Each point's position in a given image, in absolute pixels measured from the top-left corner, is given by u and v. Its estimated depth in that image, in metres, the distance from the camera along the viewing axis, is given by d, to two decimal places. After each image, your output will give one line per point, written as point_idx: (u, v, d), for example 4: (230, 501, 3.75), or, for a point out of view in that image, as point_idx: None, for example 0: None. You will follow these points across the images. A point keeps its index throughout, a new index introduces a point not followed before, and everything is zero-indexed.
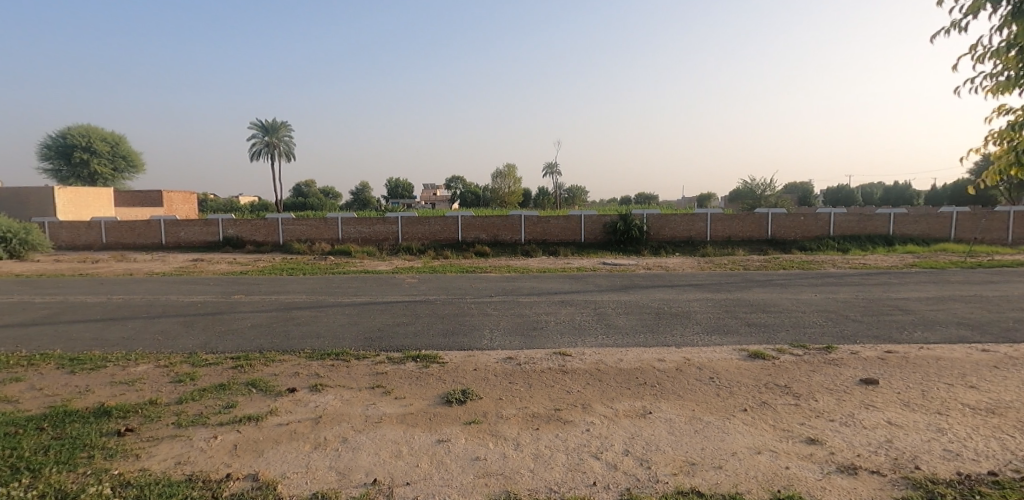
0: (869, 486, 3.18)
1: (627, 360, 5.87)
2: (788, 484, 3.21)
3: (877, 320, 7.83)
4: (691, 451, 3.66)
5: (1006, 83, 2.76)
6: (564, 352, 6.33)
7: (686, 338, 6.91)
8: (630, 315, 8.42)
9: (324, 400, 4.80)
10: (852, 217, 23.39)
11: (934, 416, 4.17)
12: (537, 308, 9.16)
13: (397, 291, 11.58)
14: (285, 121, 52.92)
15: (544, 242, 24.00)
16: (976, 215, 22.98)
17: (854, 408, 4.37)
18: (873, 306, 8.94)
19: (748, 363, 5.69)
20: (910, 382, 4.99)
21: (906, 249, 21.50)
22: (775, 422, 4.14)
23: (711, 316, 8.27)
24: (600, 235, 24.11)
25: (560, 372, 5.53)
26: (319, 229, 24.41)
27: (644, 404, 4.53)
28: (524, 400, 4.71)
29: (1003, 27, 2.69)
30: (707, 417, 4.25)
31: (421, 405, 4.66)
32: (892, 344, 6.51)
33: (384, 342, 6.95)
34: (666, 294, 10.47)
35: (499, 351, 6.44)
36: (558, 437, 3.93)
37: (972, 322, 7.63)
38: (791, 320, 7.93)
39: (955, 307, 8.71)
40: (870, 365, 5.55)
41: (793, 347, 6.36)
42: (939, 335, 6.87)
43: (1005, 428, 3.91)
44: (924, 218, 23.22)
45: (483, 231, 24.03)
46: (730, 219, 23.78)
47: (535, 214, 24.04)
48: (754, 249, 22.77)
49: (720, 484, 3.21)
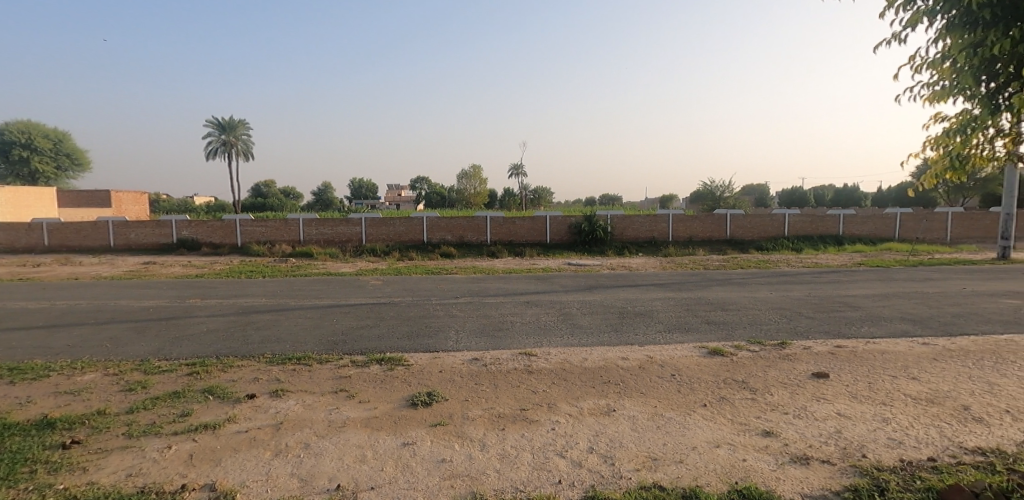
0: (820, 475, 3.33)
1: (592, 359, 5.96)
2: (746, 475, 3.33)
3: (828, 317, 8.21)
4: (654, 447, 3.75)
5: (941, 92, 3.19)
6: (530, 351, 6.37)
7: (649, 337, 7.05)
8: (594, 314, 8.57)
9: (285, 406, 4.68)
10: (805, 218, 24.38)
11: (879, 406, 4.40)
12: (503, 309, 9.19)
13: (362, 293, 11.34)
14: (242, 119, 51.27)
15: (509, 243, 24.04)
16: (918, 215, 24.31)
17: (807, 401, 4.57)
18: (825, 303, 9.34)
19: (708, 360, 5.86)
20: (858, 375, 5.25)
21: (855, 248, 22.55)
22: (733, 416, 4.28)
23: (672, 315, 8.46)
24: (566, 236, 24.35)
25: (526, 372, 5.57)
26: (279, 230, 23.72)
27: (608, 402, 4.60)
28: (490, 400, 4.72)
29: (938, 41, 2.99)
30: (668, 413, 4.36)
31: (385, 408, 4.61)
32: (841, 339, 6.80)
33: (347, 346, 6.84)
34: (630, 294, 10.66)
35: (464, 352, 6.43)
36: (524, 437, 3.96)
37: (914, 316, 8.09)
38: (749, 317, 8.22)
39: (898, 303, 9.22)
40: (822, 360, 5.80)
41: (749, 343, 6.58)
42: (885, 330, 7.25)
43: (943, 417, 4.16)
44: (872, 219, 24.42)
45: (450, 233, 23.86)
46: (691, 220, 24.36)
47: (501, 215, 24.09)
48: (713, 249, 23.39)
49: (681, 478, 3.30)
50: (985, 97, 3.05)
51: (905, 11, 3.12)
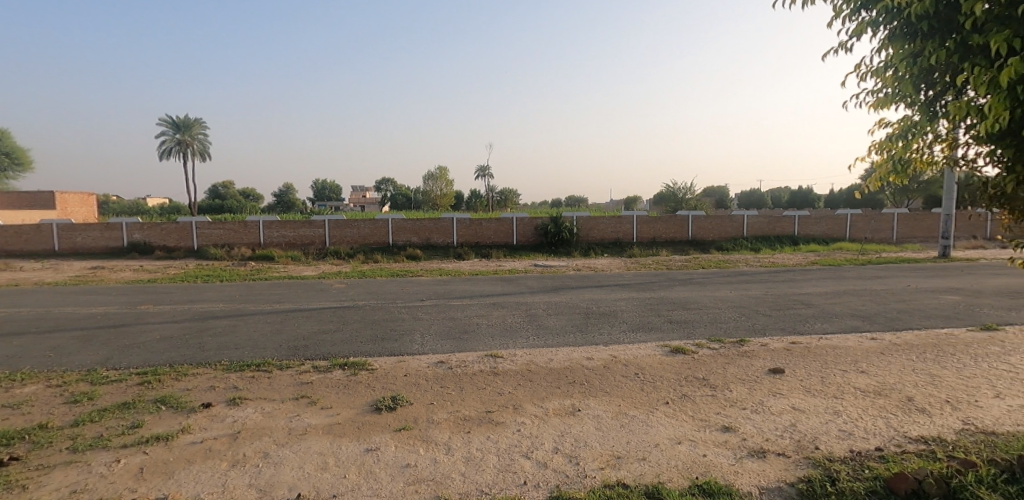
0: (776, 468, 3.44)
1: (557, 360, 5.99)
2: (705, 470, 3.41)
3: (783, 314, 8.51)
4: (618, 445, 3.80)
5: (885, 99, 3.37)
6: (496, 353, 6.36)
7: (613, 337, 7.15)
8: (560, 315, 8.63)
9: (243, 414, 4.54)
10: (762, 219, 25.21)
11: (831, 400, 4.59)
12: (469, 311, 9.16)
13: (325, 297, 11.10)
14: (197, 117, 49.49)
15: (476, 245, 23.97)
16: (867, 216, 25.49)
17: (764, 396, 4.72)
18: (781, 301, 9.68)
19: (670, 358, 5.98)
20: (812, 370, 5.46)
21: (809, 248, 23.46)
22: (694, 413, 4.39)
23: (636, 315, 8.61)
24: (532, 238, 24.46)
25: (492, 374, 5.56)
26: (238, 233, 22.98)
27: (573, 402, 4.65)
28: (456, 403, 4.69)
29: (882, 50, 3.16)
30: (632, 411, 4.43)
31: (348, 414, 4.52)
32: (796, 336, 7.06)
33: (309, 351, 6.68)
34: (595, 295, 10.78)
35: (430, 355, 6.37)
36: (490, 439, 3.95)
37: (863, 313, 8.47)
38: (710, 316, 8.44)
39: (848, 300, 9.63)
40: (778, 356, 6.00)
41: (709, 341, 6.75)
42: (836, 326, 7.57)
43: (889, 408, 4.37)
44: (824, 220, 25.45)
45: (416, 235, 23.60)
46: (654, 221, 24.83)
47: (467, 217, 23.99)
48: (676, 249, 23.93)
49: (643, 475, 3.36)
50: (924, 104, 3.24)
51: (850, 21, 3.27)
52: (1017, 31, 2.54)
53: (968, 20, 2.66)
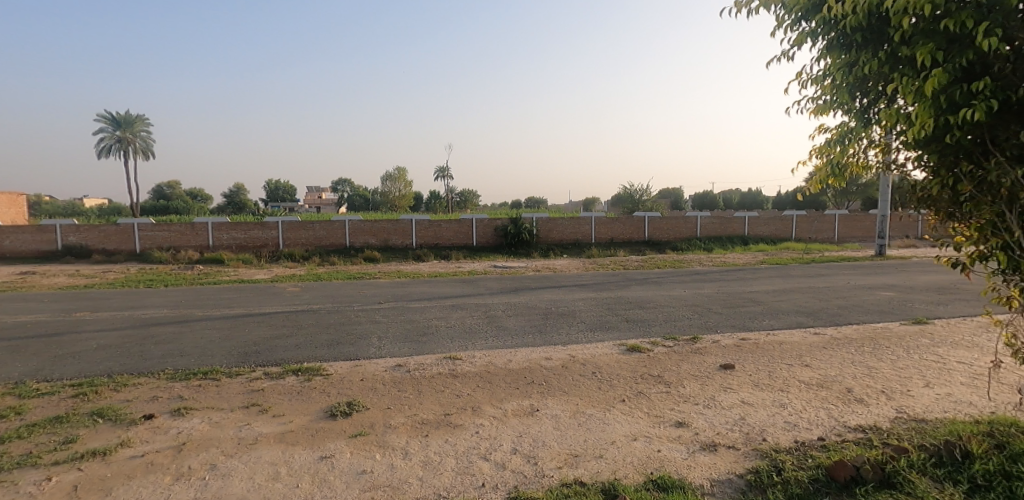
0: (727, 460, 3.56)
1: (516, 361, 6.01)
2: (660, 465, 3.49)
3: (734, 312, 8.82)
4: (575, 444, 3.84)
5: (824, 106, 3.55)
6: (454, 355, 6.31)
7: (571, 336, 7.23)
8: (519, 316, 8.65)
9: (188, 425, 4.33)
10: (715, 220, 26.09)
11: (777, 393, 4.79)
12: (428, 313, 9.07)
13: (278, 301, 10.75)
14: (140, 114, 47.13)
15: (435, 246, 23.77)
16: (811, 217, 26.77)
17: (715, 391, 4.88)
18: (732, 299, 10.04)
19: (627, 357, 6.10)
20: (760, 365, 5.68)
21: (758, 248, 24.44)
22: (649, 409, 4.49)
23: (594, 314, 8.74)
24: (492, 239, 24.46)
25: (450, 376, 5.52)
26: (185, 235, 21.98)
27: (532, 403, 4.67)
28: (413, 407, 4.63)
29: (821, 59, 3.32)
30: (589, 410, 4.49)
31: (302, 421, 4.39)
32: (746, 332, 7.33)
33: (261, 357, 6.45)
34: (554, 295, 10.88)
35: (387, 359, 6.26)
36: (448, 442, 3.92)
37: (807, 309, 8.89)
38: (665, 314, 8.66)
39: (794, 298, 10.09)
40: (728, 352, 6.21)
41: (664, 339, 6.92)
42: (783, 322, 7.91)
43: (830, 399, 4.60)
44: (772, 221, 26.58)
45: (373, 236, 23.18)
46: (612, 222, 25.29)
47: (426, 218, 23.77)
48: (633, 250, 24.44)
49: (601, 472, 3.41)
50: (859, 111, 3.43)
51: (792, 32, 3.42)
52: (940, 44, 2.73)
53: (897, 33, 2.83)
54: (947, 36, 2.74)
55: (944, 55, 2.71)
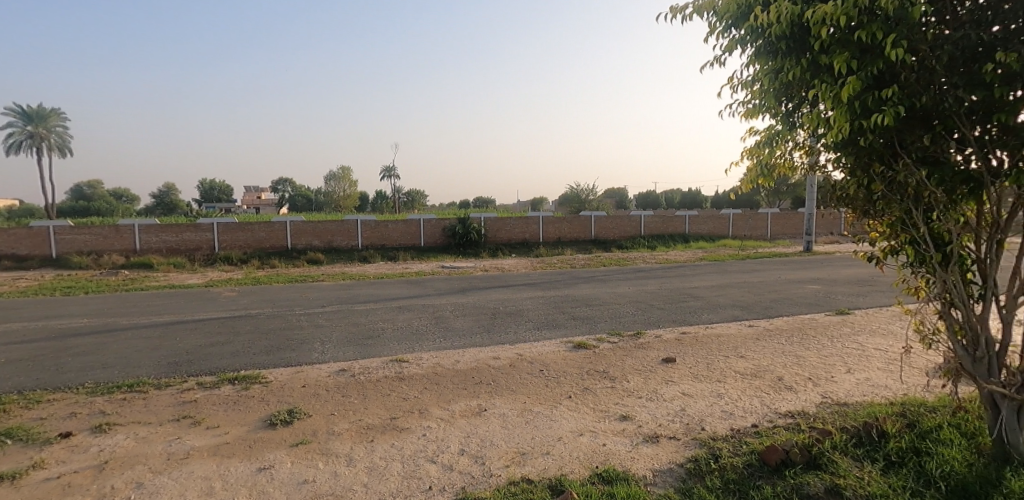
0: (668, 450, 3.68)
1: (464, 361, 5.98)
2: (605, 458, 3.57)
3: (675, 307, 9.15)
4: (522, 442, 3.87)
5: (754, 109, 3.74)
6: (401, 358, 6.21)
7: (519, 335, 7.27)
8: (467, 316, 8.62)
9: (111, 442, 4.04)
10: (657, 218, 26.97)
11: (715, 384, 5.00)
12: (374, 315, 8.88)
13: (213, 307, 10.21)
14: (54, 108, 43.55)
15: (382, 247, 23.30)
16: (746, 216, 28.18)
17: (658, 384, 5.04)
18: (673, 295, 10.41)
19: (573, 354, 6.20)
20: (699, 357, 5.92)
21: (698, 245, 25.48)
22: (595, 404, 4.58)
23: (542, 313, 8.83)
24: (440, 239, 24.24)
25: (397, 379, 5.43)
26: (108, 238, 20.49)
27: (479, 403, 4.66)
28: (358, 412, 4.52)
29: (750, 65, 3.50)
30: (537, 407, 4.53)
31: (239, 432, 4.19)
32: (686, 326, 7.62)
33: (194, 367, 6.11)
34: (502, 294, 10.91)
35: (331, 364, 6.08)
36: (394, 446, 3.85)
37: (742, 303, 9.34)
38: (610, 311, 8.87)
39: (730, 292, 10.58)
40: (670, 346, 6.44)
41: (609, 335, 7.09)
42: (720, 316, 8.28)
43: (763, 388, 4.86)
44: (710, 219, 27.77)
45: (316, 238, 22.44)
46: (559, 221, 25.65)
47: (372, 219, 23.26)
48: (580, 248, 24.88)
49: (547, 469, 3.44)
50: (785, 115, 3.63)
51: (723, 38, 3.58)
52: (854, 53, 2.93)
53: (816, 42, 3.02)
54: (861, 45, 2.94)
55: (858, 63, 2.92)
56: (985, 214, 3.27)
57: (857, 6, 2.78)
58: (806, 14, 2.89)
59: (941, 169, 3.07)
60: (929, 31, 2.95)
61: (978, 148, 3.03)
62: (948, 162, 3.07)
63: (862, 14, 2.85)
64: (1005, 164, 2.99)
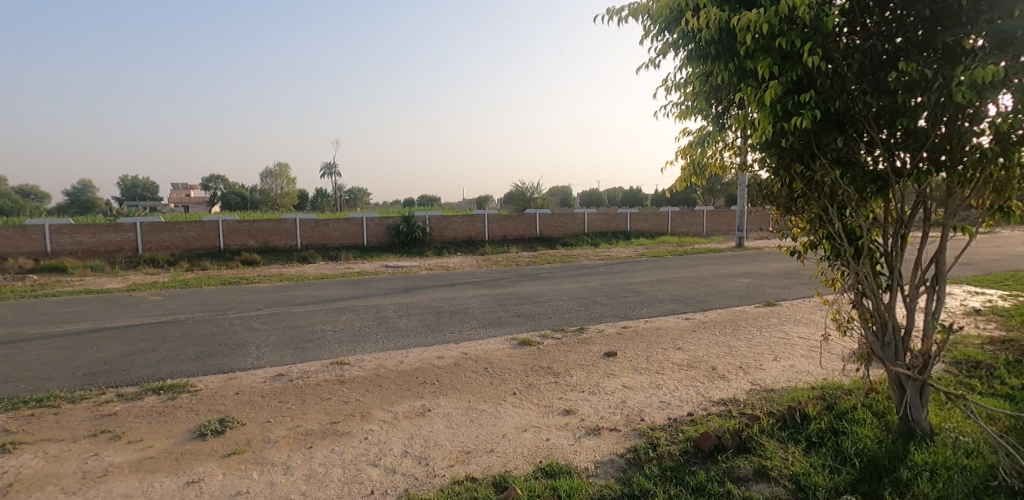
0: (609, 442, 3.78)
1: (408, 362, 5.89)
2: (548, 453, 3.62)
3: (617, 302, 9.41)
4: (467, 440, 3.86)
5: (687, 110, 3.90)
6: (342, 360, 6.04)
7: (464, 334, 7.25)
8: (411, 316, 8.50)
9: (16, 463, 3.68)
10: (600, 216, 27.61)
11: (654, 375, 5.18)
12: (314, 317, 8.59)
13: (135, 312, 9.53)
14: None
15: (323, 247, 22.55)
16: (683, 214, 29.35)
17: (600, 378, 5.16)
18: (615, 291, 10.70)
19: (518, 351, 6.25)
20: (639, 350, 6.11)
21: (639, 242, 26.29)
22: (539, 400, 4.63)
23: (487, 311, 8.84)
24: (384, 238, 23.76)
25: (338, 382, 5.27)
26: (12, 240, 18.68)
27: (423, 403, 4.60)
28: (296, 418, 4.36)
29: (682, 68, 3.65)
30: (481, 405, 4.53)
31: (165, 445, 3.94)
32: (627, 321, 7.85)
33: (114, 377, 5.68)
34: (447, 293, 10.84)
35: (267, 369, 5.83)
36: (334, 451, 3.74)
37: (679, 297, 9.73)
38: (554, 307, 9.00)
39: (668, 287, 10.99)
40: (611, 340, 6.61)
41: (553, 332, 7.20)
42: (659, 310, 8.59)
43: (698, 377, 5.08)
44: (650, 217, 28.73)
45: (252, 237, 21.42)
46: (505, 219, 25.75)
47: (312, 218, 22.47)
48: (526, 246, 25.09)
49: (491, 466, 3.45)
50: (715, 117, 3.80)
51: (658, 41, 3.70)
52: (775, 59, 3.10)
53: (742, 48, 3.17)
54: (782, 52, 3.12)
55: (780, 69, 3.09)
56: (892, 211, 3.56)
57: (777, 15, 2.95)
58: (732, 21, 3.04)
59: (852, 169, 3.31)
60: (842, 41, 3.17)
61: (885, 150, 3.29)
62: (859, 163, 3.32)
63: (783, 22, 3.03)
64: (907, 164, 3.27)
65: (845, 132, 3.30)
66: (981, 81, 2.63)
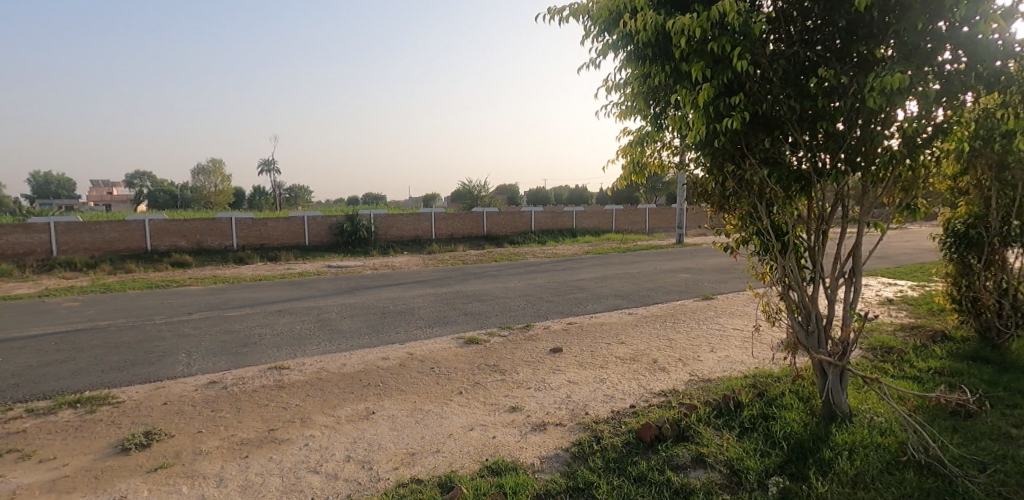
0: (555, 437, 3.83)
1: (351, 364, 5.74)
2: (495, 451, 3.62)
3: (563, 299, 9.55)
4: (412, 442, 3.80)
5: (627, 110, 4.02)
6: (281, 365, 5.80)
7: (410, 334, 7.14)
8: (355, 317, 8.29)
9: None
10: (547, 214, 27.93)
11: (598, 370, 5.30)
12: (251, 321, 8.20)
13: (48, 320, 8.77)
14: None
15: (261, 247, 21.59)
16: (626, 212, 30.18)
17: (546, 374, 5.22)
18: (561, 287, 10.85)
19: (464, 349, 6.22)
20: (584, 346, 6.23)
21: (584, 240, 26.79)
22: (485, 398, 4.63)
23: (433, 310, 8.75)
24: (327, 237, 23.05)
25: (276, 387, 5.06)
26: None
27: (367, 406, 4.50)
28: (231, 427, 4.15)
29: (622, 69, 3.75)
30: (427, 406, 4.48)
31: (82, 462, 3.65)
32: (572, 317, 7.98)
33: (22, 391, 5.20)
34: (393, 293, 10.65)
35: (199, 376, 5.51)
36: (272, 460, 3.59)
37: (622, 293, 9.99)
38: (501, 305, 9.03)
39: (612, 283, 11.27)
40: (557, 337, 6.70)
41: (500, 329, 7.21)
42: (603, 306, 8.79)
43: (640, 370, 5.23)
44: (596, 214, 29.35)
45: (182, 238, 20.18)
46: (452, 218, 25.57)
47: (249, 217, 21.46)
48: (473, 244, 25.02)
49: (437, 467, 3.42)
50: (653, 117, 3.92)
51: (599, 42, 3.77)
52: (708, 63, 3.23)
53: (677, 51, 3.29)
54: (714, 56, 3.25)
55: (711, 72, 3.23)
56: (814, 209, 3.79)
57: (709, 20, 3.08)
58: (667, 25, 3.14)
59: (778, 169, 3.51)
60: (768, 47, 3.35)
61: (808, 151, 3.50)
62: (784, 163, 3.52)
63: (715, 28, 3.16)
64: (827, 165, 3.49)
65: (772, 134, 3.48)
66: (890, 87, 2.84)
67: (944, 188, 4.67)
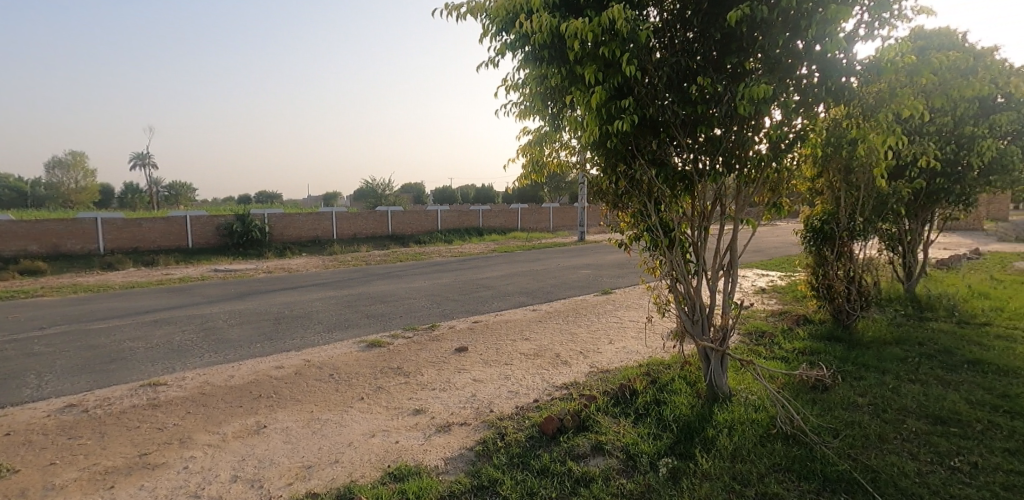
0: (459, 437, 3.81)
1: (239, 375, 5.32)
2: (397, 456, 3.53)
3: (468, 297, 9.55)
4: (308, 454, 3.59)
5: (526, 110, 4.10)
6: (156, 381, 5.23)
7: (307, 340, 6.76)
8: (246, 325, 7.70)
9: None
10: (453, 213, 27.81)
11: (503, 367, 5.34)
12: (119, 333, 7.32)
13: None
14: None
15: (133, 250, 19.35)
16: (531, 210, 30.88)
17: (450, 374, 5.18)
18: (467, 286, 10.85)
19: (366, 353, 6.00)
20: (489, 344, 6.27)
21: (491, 238, 27.02)
22: (388, 403, 4.49)
23: (333, 314, 8.36)
24: (213, 239, 21.20)
25: (150, 406, 4.56)
26: None
27: (258, 420, 4.19)
28: (93, 455, 3.67)
29: (519, 69, 3.81)
30: (325, 415, 4.26)
31: None
32: (478, 315, 8.00)
33: None
34: (289, 297, 10.04)
35: (53, 400, 4.81)
36: (143, 489, 3.21)
37: (526, 290, 10.21)
38: (405, 306, 8.83)
39: (517, 281, 11.47)
40: (463, 336, 6.68)
41: (404, 331, 7.05)
42: (508, 303, 8.91)
43: (543, 365, 5.36)
44: (502, 213, 29.71)
45: (32, 241, 17.53)
46: (354, 217, 24.61)
47: (118, 217, 19.15)
48: (378, 244, 24.28)
49: (335, 479, 3.25)
50: (551, 117, 4.03)
51: (497, 41, 3.80)
52: (600, 66, 3.37)
53: (571, 54, 3.40)
54: (605, 60, 3.40)
55: (603, 75, 3.37)
56: (697, 207, 4.08)
57: (600, 25, 3.20)
58: (561, 27, 3.23)
59: (665, 169, 3.76)
60: (654, 54, 3.55)
61: (690, 153, 3.77)
62: (670, 164, 3.77)
63: (605, 33, 3.30)
64: (706, 166, 3.78)
65: (658, 136, 3.72)
66: (757, 96, 3.15)
67: (804, 188, 5.25)
